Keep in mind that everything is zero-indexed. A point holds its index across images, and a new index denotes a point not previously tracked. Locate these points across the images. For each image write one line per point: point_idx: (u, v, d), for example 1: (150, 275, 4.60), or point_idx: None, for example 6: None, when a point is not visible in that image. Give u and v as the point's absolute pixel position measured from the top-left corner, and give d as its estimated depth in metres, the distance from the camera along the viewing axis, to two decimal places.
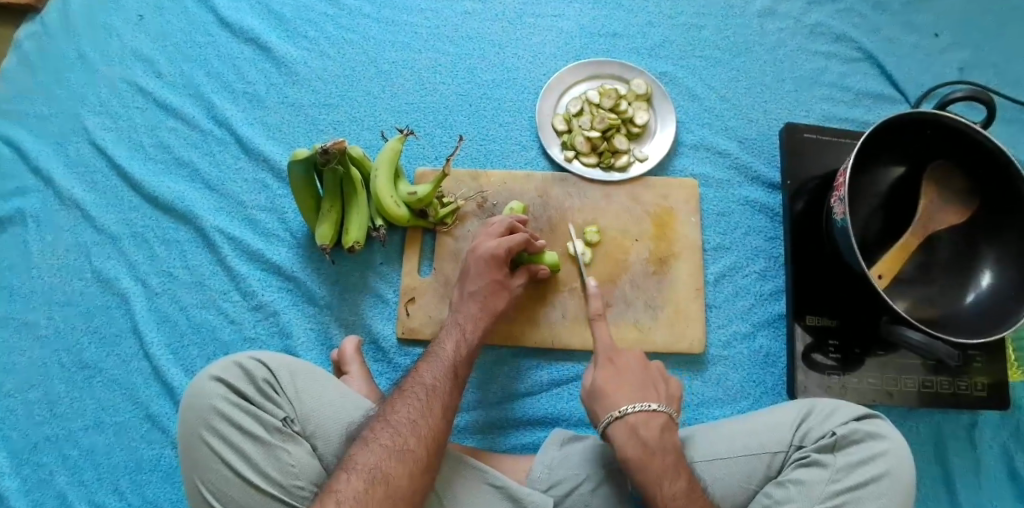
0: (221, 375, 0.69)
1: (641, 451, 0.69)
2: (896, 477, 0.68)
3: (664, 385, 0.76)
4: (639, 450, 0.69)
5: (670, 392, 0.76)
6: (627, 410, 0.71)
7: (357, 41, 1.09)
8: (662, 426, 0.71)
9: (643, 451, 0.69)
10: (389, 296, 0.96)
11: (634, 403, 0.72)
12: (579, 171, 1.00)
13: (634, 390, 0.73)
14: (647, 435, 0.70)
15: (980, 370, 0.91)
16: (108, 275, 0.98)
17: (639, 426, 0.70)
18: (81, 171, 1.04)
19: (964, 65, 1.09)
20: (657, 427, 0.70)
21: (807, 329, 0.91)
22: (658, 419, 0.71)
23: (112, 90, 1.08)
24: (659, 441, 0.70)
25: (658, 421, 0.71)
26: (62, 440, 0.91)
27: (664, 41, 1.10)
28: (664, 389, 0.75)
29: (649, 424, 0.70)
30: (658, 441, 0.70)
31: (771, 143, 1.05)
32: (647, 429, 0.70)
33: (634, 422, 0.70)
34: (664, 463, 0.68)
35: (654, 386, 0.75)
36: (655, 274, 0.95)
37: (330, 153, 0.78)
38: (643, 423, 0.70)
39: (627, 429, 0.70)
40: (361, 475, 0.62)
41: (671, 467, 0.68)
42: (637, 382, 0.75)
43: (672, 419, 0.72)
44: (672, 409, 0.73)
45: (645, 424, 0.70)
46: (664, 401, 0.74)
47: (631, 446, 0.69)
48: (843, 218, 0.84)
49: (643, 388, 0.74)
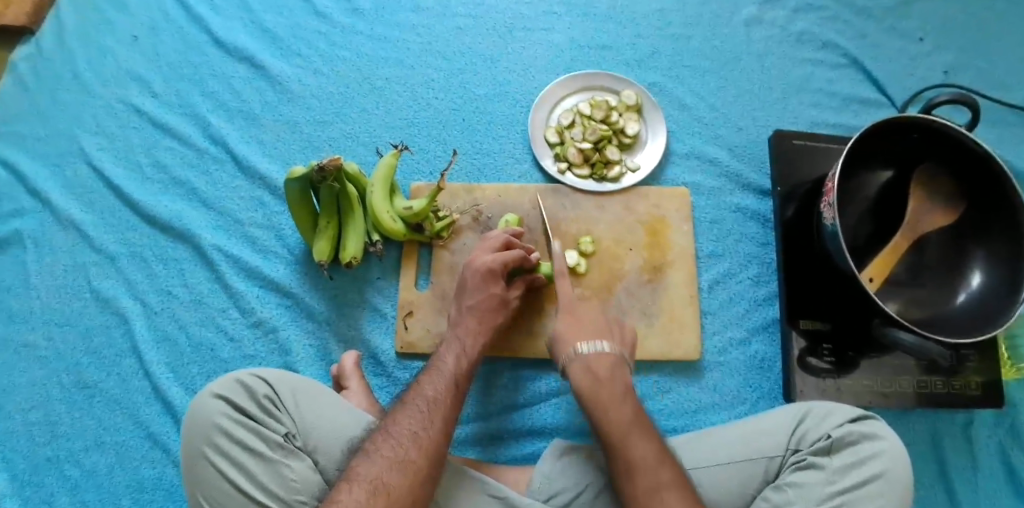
0: (223, 392, 0.70)
1: (591, 381, 0.76)
2: (891, 476, 0.69)
3: (619, 332, 0.84)
4: (590, 382, 0.76)
5: (624, 338, 0.84)
6: (582, 349, 0.79)
7: (350, 58, 1.11)
8: (612, 364, 0.78)
9: (594, 384, 0.76)
10: (388, 310, 0.97)
11: (587, 344, 0.80)
12: (572, 183, 1.01)
13: (590, 332, 0.82)
14: (600, 372, 0.77)
15: (973, 370, 0.92)
16: (107, 295, 0.99)
17: (593, 364, 0.78)
18: (78, 191, 1.05)
19: (948, 68, 1.11)
20: (606, 364, 0.78)
21: (801, 334, 0.92)
22: (610, 358, 0.79)
23: (108, 111, 1.10)
24: (609, 376, 0.77)
25: (610, 360, 0.79)
26: (63, 461, 0.91)
27: (654, 52, 1.11)
28: (617, 333, 0.84)
29: (599, 360, 0.78)
30: (608, 374, 0.77)
31: (761, 151, 1.06)
32: (597, 363, 0.78)
33: (588, 360, 0.78)
34: (611, 394, 0.75)
35: (610, 328, 0.83)
36: (650, 282, 0.96)
37: (325, 170, 0.80)
38: (596, 363, 0.78)
39: (580, 365, 0.78)
40: (363, 486, 0.63)
41: (618, 398, 0.74)
42: (594, 324, 0.83)
43: (621, 359, 0.80)
44: (622, 351, 0.81)
45: (598, 361, 0.78)
46: (616, 342, 0.82)
47: (585, 379, 0.77)
48: (833, 224, 0.85)
49: (597, 330, 0.82)
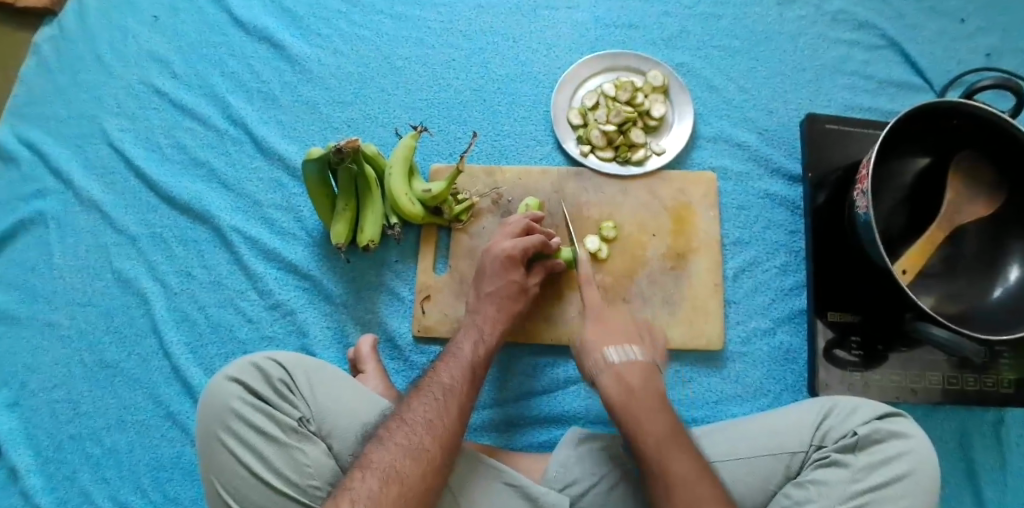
0: (237, 375, 0.69)
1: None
2: (919, 477, 0.67)
3: (665, 389, 0.73)
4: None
5: (698, 434, 0.69)
6: (676, 470, 0.64)
7: (370, 37, 1.09)
8: (675, 430, 0.68)
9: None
10: (405, 294, 0.96)
11: (678, 462, 0.64)
12: (594, 166, 0.98)
13: (642, 389, 0.71)
14: (699, 496, 0.62)
15: (1009, 367, 0.88)
16: (128, 275, 0.99)
17: (653, 428, 0.68)
18: (99, 172, 1.05)
19: (991, 51, 1.06)
20: (694, 477, 0.64)
21: (828, 325, 0.90)
22: (670, 422, 0.68)
23: (129, 92, 1.09)
24: (712, 504, 0.62)
25: (668, 424, 0.68)
26: (85, 439, 0.92)
27: (681, 31, 1.08)
28: (665, 390, 0.73)
29: (690, 478, 0.64)
30: (708, 502, 0.62)
31: (792, 134, 1.02)
32: (694, 487, 0.63)
33: (679, 480, 0.64)
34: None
35: (685, 430, 0.68)
36: (673, 270, 0.94)
37: (343, 152, 0.78)
38: (628, 371, 0.73)
39: (672, 492, 0.63)
40: (376, 473, 0.62)
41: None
42: (673, 432, 0.67)
43: (708, 469, 0.65)
44: (704, 455, 0.66)
45: (689, 480, 0.63)
46: (696, 445, 0.67)
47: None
48: (866, 213, 0.82)
49: (647, 386, 0.72)
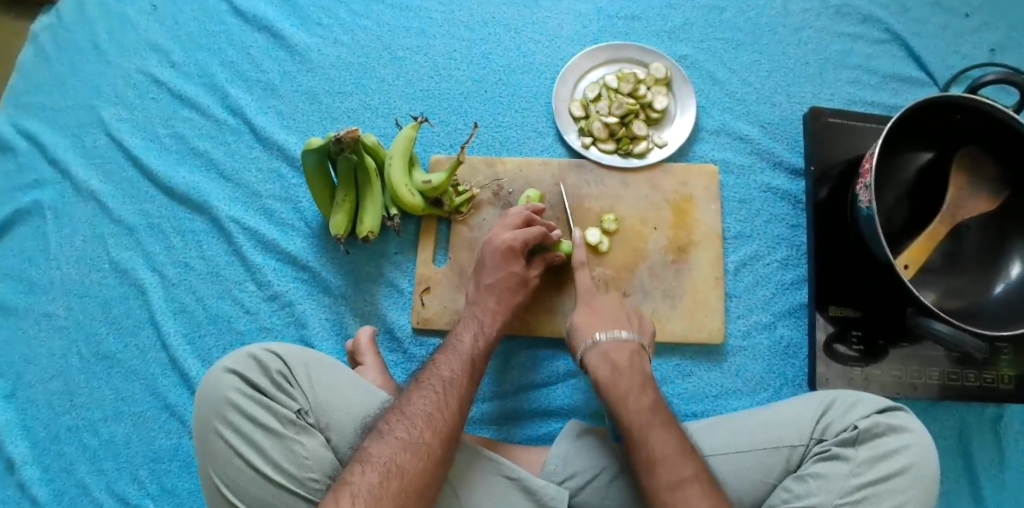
0: (235, 367, 0.69)
1: (610, 371, 0.73)
2: (918, 472, 0.66)
3: (639, 322, 0.81)
4: (609, 371, 0.74)
5: (645, 328, 0.81)
6: (600, 337, 0.77)
7: (370, 27, 1.08)
8: (631, 352, 0.75)
9: (613, 371, 0.73)
10: (404, 285, 0.95)
11: (606, 332, 0.77)
12: (595, 158, 0.98)
13: (607, 321, 0.79)
14: (618, 358, 0.75)
15: (1008, 363, 0.87)
16: (125, 265, 0.98)
17: (611, 351, 0.75)
18: (97, 162, 1.04)
19: (996, 47, 1.05)
20: (626, 353, 0.75)
21: (829, 320, 0.89)
22: (630, 347, 0.76)
23: (127, 81, 1.08)
24: (628, 364, 0.74)
25: (629, 349, 0.76)
26: (82, 430, 0.92)
27: (684, 23, 1.07)
28: (637, 323, 0.80)
29: (618, 348, 0.75)
30: (629, 364, 0.74)
31: (795, 128, 1.02)
32: (617, 352, 0.75)
33: (604, 347, 0.76)
34: (631, 381, 0.72)
35: (630, 319, 0.80)
36: (674, 263, 0.93)
37: (343, 142, 0.77)
38: (614, 350, 0.75)
39: (599, 354, 0.75)
40: (376, 468, 0.61)
41: (638, 386, 0.72)
42: (611, 316, 0.80)
43: (641, 349, 0.77)
44: (643, 341, 0.78)
45: (615, 349, 0.75)
46: (637, 332, 0.79)
47: (604, 368, 0.74)
48: (869, 207, 0.81)
49: (614, 318, 0.79)
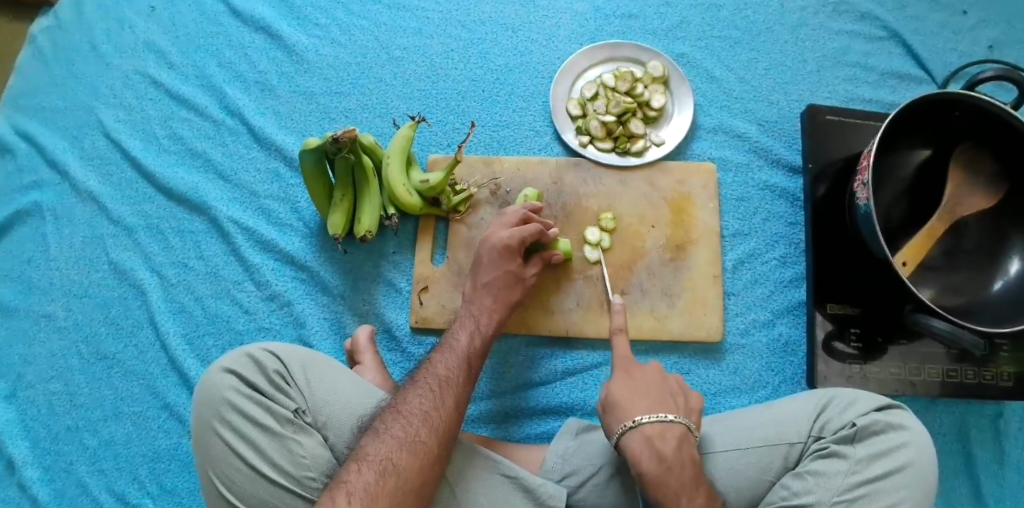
0: (233, 367, 0.69)
1: (657, 464, 0.65)
2: (917, 470, 0.66)
3: (682, 398, 0.73)
4: (655, 464, 0.66)
5: (689, 404, 0.73)
6: (642, 419, 0.68)
7: (368, 27, 1.08)
8: (679, 438, 0.68)
9: (661, 465, 0.65)
10: (403, 285, 0.95)
11: (649, 414, 0.69)
12: (593, 157, 0.98)
13: (648, 400, 0.71)
14: (664, 447, 0.67)
15: (1008, 360, 0.87)
16: (124, 266, 0.98)
17: (655, 438, 0.67)
18: (96, 162, 1.04)
19: (993, 43, 1.05)
20: (674, 439, 0.67)
21: (827, 318, 0.89)
22: (676, 431, 0.68)
23: (125, 82, 1.08)
24: (677, 455, 0.66)
25: (674, 434, 0.68)
26: (82, 430, 0.92)
27: (681, 22, 1.07)
28: (681, 399, 0.72)
29: (666, 435, 0.67)
30: (676, 454, 0.66)
31: (792, 126, 1.02)
32: (663, 439, 0.67)
33: (648, 432, 0.68)
34: (681, 479, 0.65)
35: (672, 396, 0.72)
36: (672, 261, 0.93)
37: (340, 142, 0.77)
38: (659, 435, 0.67)
39: (643, 440, 0.67)
40: (372, 466, 0.61)
41: (689, 483, 0.65)
42: (655, 392, 0.72)
43: (688, 431, 0.69)
44: (689, 421, 0.70)
45: (661, 436, 0.67)
46: (682, 413, 0.71)
47: (649, 458, 0.66)
48: (867, 204, 0.81)
49: (656, 398, 0.71)
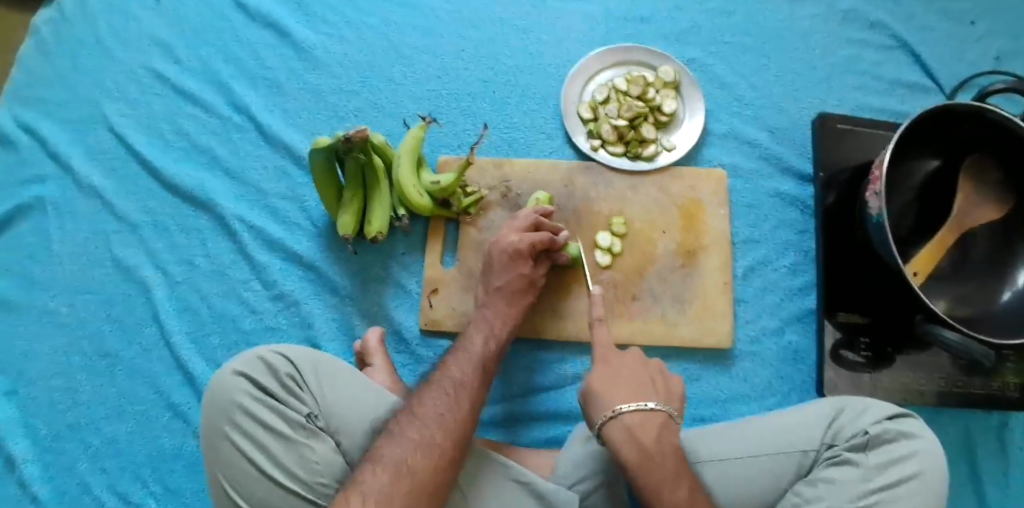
0: (244, 370, 0.68)
1: (599, 328, 0.76)
2: (928, 477, 0.66)
3: (631, 287, 0.85)
4: (597, 329, 0.76)
5: (636, 295, 0.87)
6: (592, 295, 0.80)
7: (377, 26, 1.07)
8: (620, 310, 0.78)
9: (602, 330, 0.76)
10: (412, 286, 0.94)
11: (631, 401, 0.67)
12: (604, 161, 0.97)
13: (602, 283, 0.82)
14: (606, 325, 0.76)
15: (1013, 370, 0.87)
16: (128, 263, 0.97)
17: (599, 308, 0.78)
18: (100, 158, 1.03)
19: (1000, 55, 1.05)
20: (631, 359, 0.73)
21: (837, 325, 0.89)
22: (618, 304, 0.79)
23: (131, 76, 1.07)
24: (616, 322, 0.77)
25: (618, 306, 0.79)
26: (84, 429, 0.91)
27: (693, 27, 1.07)
28: (630, 286, 0.85)
29: (604, 310, 0.78)
30: (616, 322, 0.77)
31: (803, 133, 1.02)
32: (605, 310, 0.78)
33: (592, 308, 0.79)
34: (617, 338, 0.75)
35: (623, 282, 0.83)
36: (683, 267, 0.93)
37: (352, 141, 0.76)
38: (604, 308, 0.78)
39: (590, 312, 0.78)
40: (386, 468, 0.60)
41: (624, 341, 0.74)
42: (604, 282, 0.84)
43: None
44: (672, 409, 0.68)
45: (604, 308, 0.78)
46: (663, 401, 0.69)
47: (588, 328, 0.77)
48: (879, 214, 0.81)
49: (607, 278, 0.83)
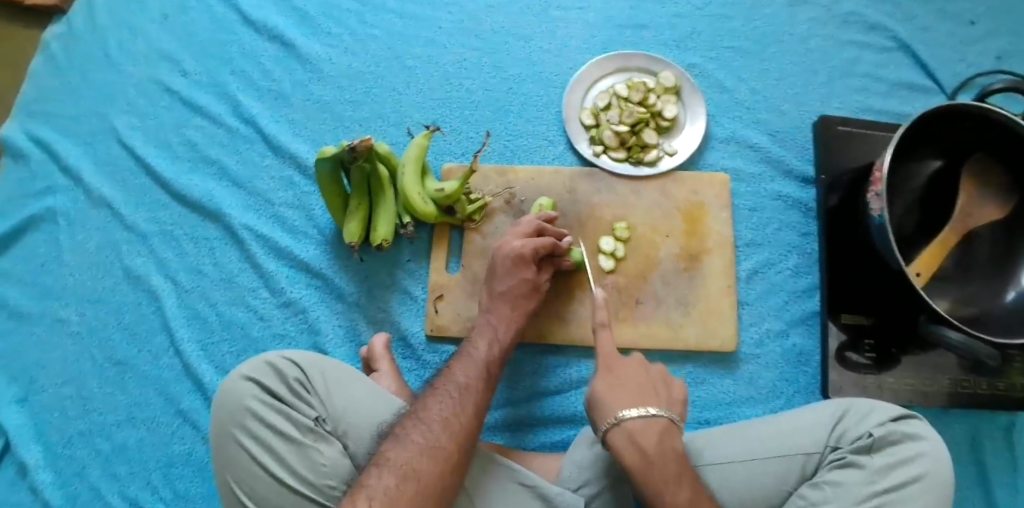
0: (252, 374, 0.69)
1: (642, 461, 0.66)
2: (932, 480, 0.66)
3: (665, 389, 0.72)
4: (639, 460, 0.66)
5: (672, 395, 0.72)
6: (625, 415, 0.68)
7: (381, 37, 1.09)
8: (662, 431, 0.68)
9: (643, 462, 0.65)
10: (418, 293, 0.95)
11: (632, 408, 0.68)
12: (607, 166, 0.98)
13: (635, 396, 0.70)
14: (648, 443, 0.66)
15: (1019, 370, 0.87)
16: (138, 272, 0.99)
17: (638, 434, 0.67)
18: (110, 170, 1.05)
19: (1002, 54, 1.05)
20: (631, 361, 0.74)
21: (841, 327, 0.89)
22: (660, 425, 0.68)
23: (140, 89, 1.09)
24: (659, 449, 0.66)
25: (658, 427, 0.68)
26: (96, 436, 0.92)
27: (693, 32, 1.08)
28: (665, 390, 0.72)
29: (624, 356, 0.74)
30: (658, 448, 0.66)
31: (805, 136, 1.02)
32: (646, 433, 0.67)
33: (610, 353, 0.75)
34: (666, 471, 0.65)
35: (657, 388, 0.72)
36: (686, 271, 0.94)
37: (357, 151, 0.78)
38: (643, 431, 0.67)
39: (626, 437, 0.67)
40: (393, 471, 0.61)
41: (674, 477, 0.65)
42: (618, 318, 0.79)
43: (674, 425, 0.69)
44: (673, 414, 0.70)
45: (645, 432, 0.67)
46: (665, 405, 0.70)
47: (633, 455, 0.66)
48: (881, 215, 0.82)
49: (640, 389, 0.71)
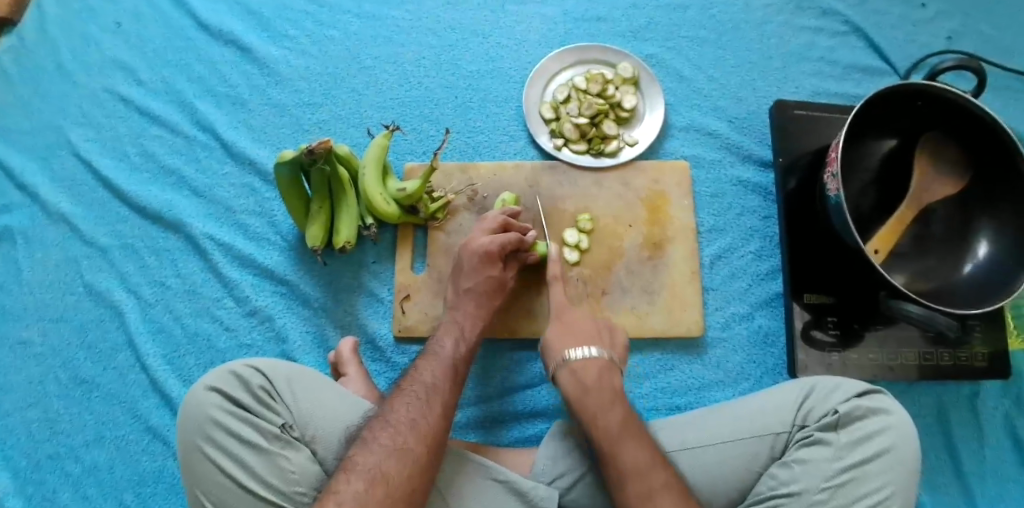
0: (217, 385, 0.69)
1: (579, 390, 0.75)
2: (898, 453, 0.68)
3: (611, 337, 0.82)
4: (578, 390, 0.75)
5: (615, 342, 0.82)
6: (571, 355, 0.78)
7: (338, 37, 1.08)
8: (602, 368, 0.77)
9: (582, 391, 0.75)
10: (384, 294, 0.95)
11: (577, 350, 0.78)
12: (568, 158, 0.99)
13: (580, 338, 0.80)
14: (588, 378, 0.76)
15: (980, 340, 0.90)
16: (99, 288, 0.97)
17: (580, 371, 0.76)
18: (66, 185, 1.03)
19: (951, 34, 1.08)
20: (594, 370, 0.76)
21: (805, 307, 0.91)
22: (599, 362, 0.77)
23: (94, 101, 1.07)
24: (597, 382, 0.75)
25: (599, 365, 0.77)
26: (63, 458, 0.90)
27: (649, 22, 1.08)
28: (608, 337, 0.82)
29: (587, 365, 0.77)
30: (596, 382, 0.75)
31: (762, 121, 1.04)
32: (586, 370, 0.76)
33: (575, 365, 0.77)
34: (599, 397, 0.73)
35: (601, 332, 0.82)
36: (651, 259, 0.94)
37: (314, 154, 0.77)
38: (584, 367, 0.77)
39: (569, 371, 0.77)
40: (361, 475, 0.61)
41: (607, 403, 0.73)
42: (584, 332, 0.81)
43: (612, 364, 0.78)
44: (613, 354, 0.79)
45: (585, 367, 0.76)
46: (607, 347, 0.80)
47: (571, 386, 0.76)
48: (837, 195, 0.83)
49: (587, 334, 0.81)
